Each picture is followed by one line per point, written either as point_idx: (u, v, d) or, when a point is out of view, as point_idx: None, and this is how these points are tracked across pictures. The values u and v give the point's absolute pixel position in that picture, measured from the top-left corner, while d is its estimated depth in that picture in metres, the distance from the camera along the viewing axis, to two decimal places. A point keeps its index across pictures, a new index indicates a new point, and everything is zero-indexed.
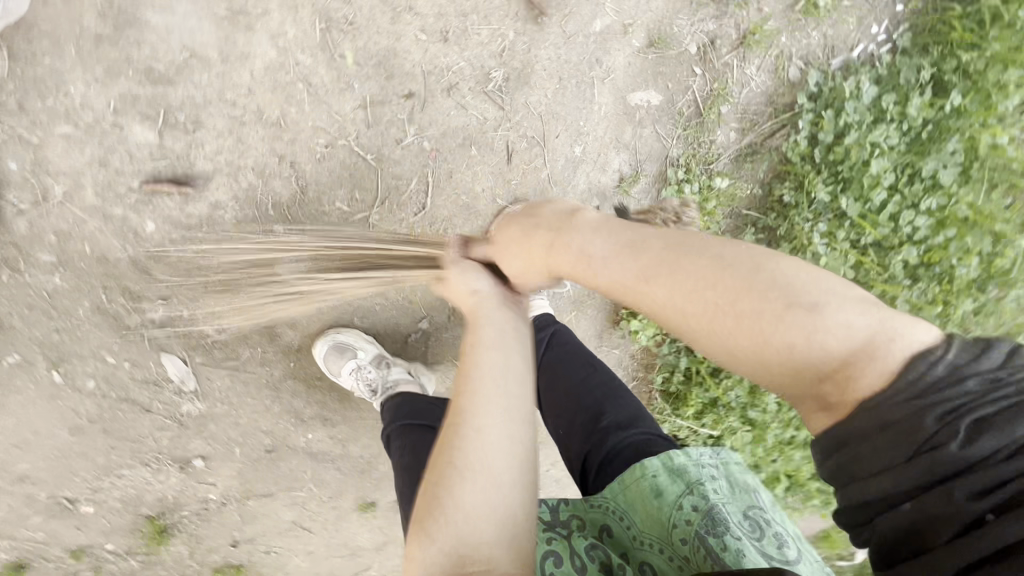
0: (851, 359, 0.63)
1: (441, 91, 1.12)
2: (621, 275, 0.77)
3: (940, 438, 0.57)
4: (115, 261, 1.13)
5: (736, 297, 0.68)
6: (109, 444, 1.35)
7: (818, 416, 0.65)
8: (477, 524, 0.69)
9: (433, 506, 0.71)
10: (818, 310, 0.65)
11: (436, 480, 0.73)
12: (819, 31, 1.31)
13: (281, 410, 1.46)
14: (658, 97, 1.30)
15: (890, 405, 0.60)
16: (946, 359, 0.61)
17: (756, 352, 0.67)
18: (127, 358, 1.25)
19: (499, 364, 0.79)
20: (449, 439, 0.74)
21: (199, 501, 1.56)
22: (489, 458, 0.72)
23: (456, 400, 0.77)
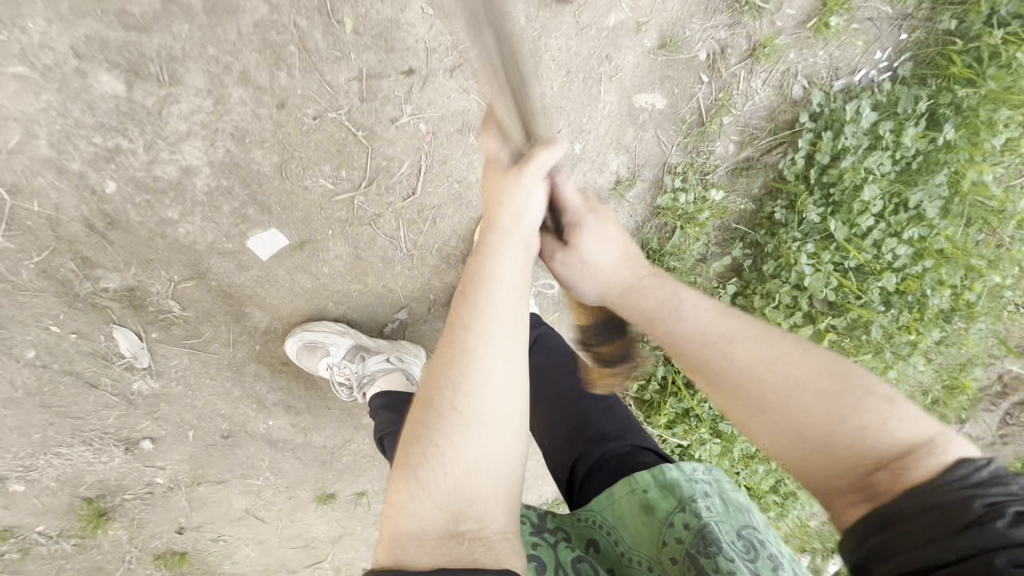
0: (913, 450, 0.55)
1: (443, 71, 1.05)
2: (696, 319, 0.71)
3: (989, 531, 0.48)
4: (68, 221, 1.01)
5: (817, 368, 0.62)
6: (47, 420, 1.24)
7: (853, 506, 0.56)
8: (471, 487, 0.59)
9: (422, 456, 0.60)
10: (892, 401, 0.59)
11: (429, 423, 0.62)
12: (827, 51, 1.30)
13: (242, 394, 1.38)
14: (663, 100, 1.27)
15: (947, 489, 0.51)
16: (1000, 469, 0.53)
17: (820, 420, 0.59)
18: (74, 329, 1.13)
19: (513, 303, 0.69)
20: (445, 378, 0.63)
21: (145, 484, 1.47)
22: (488, 415, 0.62)
23: (462, 336, 0.65)
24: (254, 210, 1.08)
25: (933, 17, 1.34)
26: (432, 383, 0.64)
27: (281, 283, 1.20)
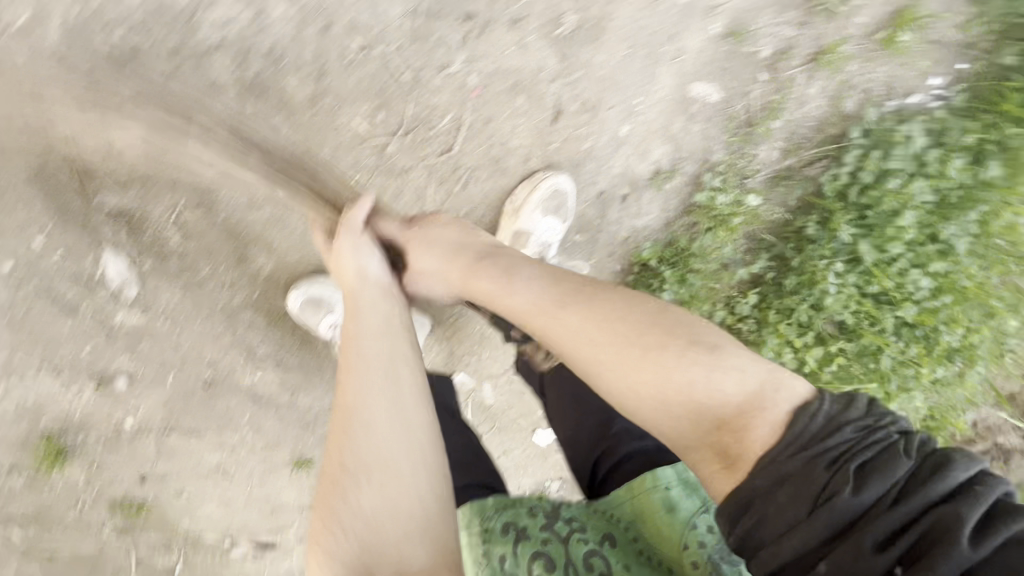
0: (743, 409, 0.72)
1: (504, 22, 0.98)
2: (536, 298, 0.86)
3: (834, 487, 0.61)
4: (73, 118, 0.95)
5: (636, 325, 0.79)
6: (15, 341, 1.14)
7: (721, 471, 0.70)
8: (380, 521, 0.72)
9: (334, 518, 0.72)
10: (713, 354, 0.76)
11: (334, 489, 0.74)
12: (889, 67, 1.26)
13: (232, 341, 1.28)
14: (718, 94, 1.21)
15: (785, 458, 0.66)
16: (823, 411, 0.68)
17: (664, 397, 0.75)
18: (61, 246, 1.04)
19: (378, 362, 0.83)
20: (339, 445, 0.78)
21: (112, 425, 1.37)
22: (383, 458, 0.76)
23: (346, 400, 0.80)
24: (276, 141, 1.00)
25: (993, 50, 1.30)
26: (332, 451, 0.78)
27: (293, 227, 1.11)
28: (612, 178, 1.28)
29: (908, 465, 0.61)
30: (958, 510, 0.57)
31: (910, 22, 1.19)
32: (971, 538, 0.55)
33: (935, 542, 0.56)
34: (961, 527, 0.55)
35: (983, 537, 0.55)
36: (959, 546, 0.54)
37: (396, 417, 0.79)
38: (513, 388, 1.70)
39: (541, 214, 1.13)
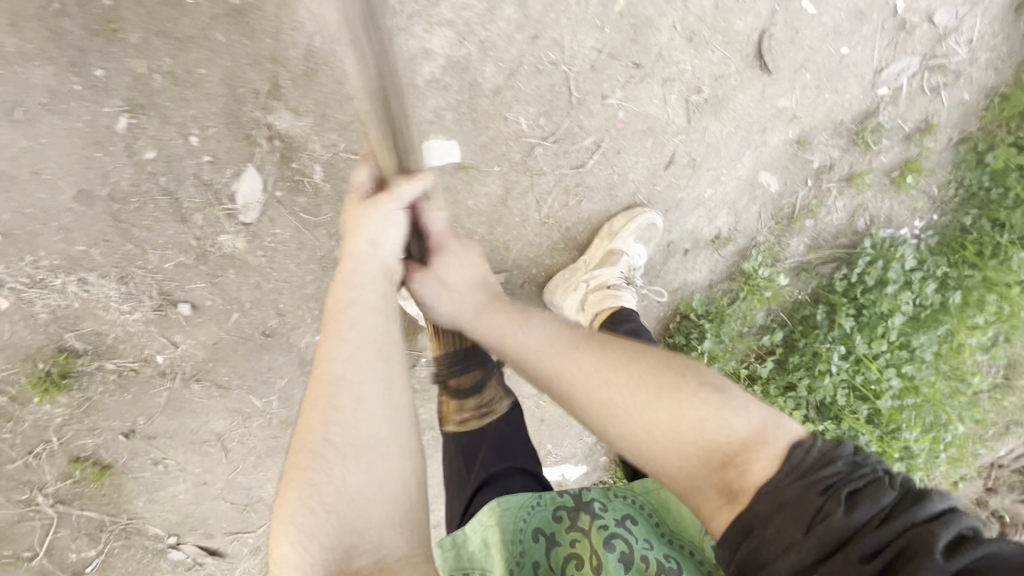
0: (749, 444, 0.67)
1: (660, 78, 1.21)
2: (554, 337, 0.80)
3: (829, 507, 0.58)
4: (293, 45, 1.00)
5: (654, 376, 0.74)
6: (103, 235, 1.07)
7: (720, 509, 0.65)
8: (365, 502, 0.63)
9: (309, 494, 0.62)
10: (724, 395, 0.72)
11: (307, 463, 0.63)
12: (893, 201, 1.61)
13: (310, 295, 1.26)
14: (776, 185, 1.49)
15: (787, 484, 0.62)
16: (817, 446, 0.65)
17: (671, 430, 0.70)
18: (211, 151, 1.05)
19: (375, 324, 0.73)
20: (322, 416, 0.66)
21: (139, 358, 1.25)
22: (371, 435, 0.66)
23: (332, 366, 0.69)
24: (452, 115, 1.12)
25: (957, 213, 1.63)
26: (308, 423, 0.66)
27: None
28: (683, 232, 1.50)
29: (891, 492, 0.58)
30: (932, 525, 0.53)
31: (917, 171, 1.55)
32: (945, 552, 0.51)
33: (912, 557, 0.51)
34: (937, 542, 0.51)
35: (957, 551, 0.50)
36: (931, 557, 0.50)
37: (386, 394, 0.69)
38: (533, 415, 1.72)
39: (631, 239, 1.28)
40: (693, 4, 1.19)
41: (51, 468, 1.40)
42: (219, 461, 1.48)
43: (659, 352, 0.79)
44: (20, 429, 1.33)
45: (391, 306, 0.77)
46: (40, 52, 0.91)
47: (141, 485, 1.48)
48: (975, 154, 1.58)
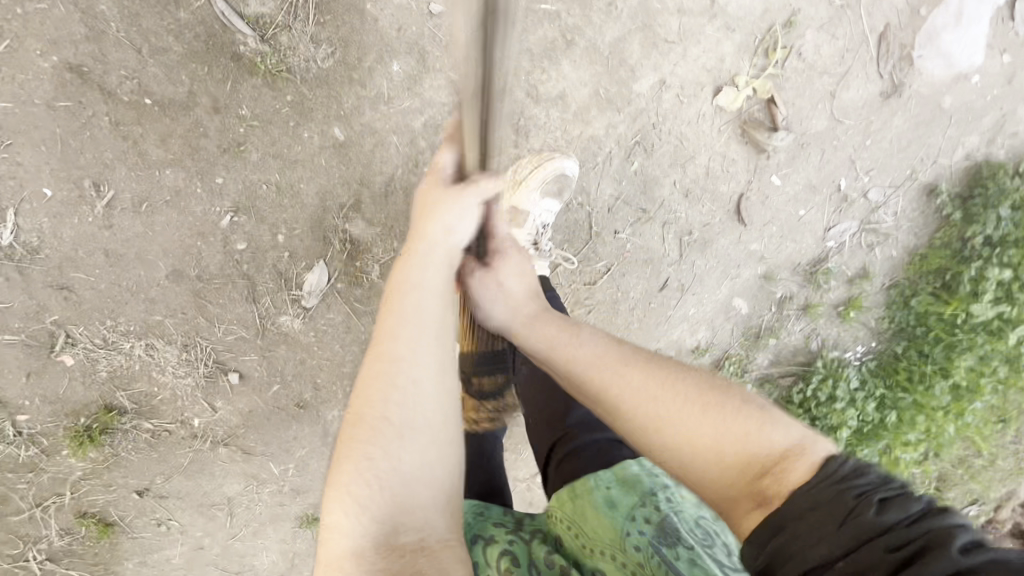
0: (789, 454, 0.68)
1: (661, 223, 1.47)
2: (596, 352, 0.86)
3: (859, 509, 0.59)
4: (376, 174, 1.21)
5: (697, 391, 0.77)
6: (181, 309, 1.21)
7: (753, 512, 0.66)
8: (413, 489, 0.62)
9: (363, 467, 0.61)
10: (768, 415, 0.73)
11: (362, 439, 0.62)
12: (840, 329, 1.90)
13: (346, 373, 1.40)
14: (745, 308, 1.77)
15: (821, 488, 0.63)
16: (852, 460, 0.66)
17: (709, 442, 0.71)
18: (290, 248, 1.23)
19: (439, 301, 0.70)
20: (382, 392, 0.64)
21: (178, 419, 1.34)
22: (425, 420, 0.64)
23: (393, 345, 0.66)
24: None
25: (890, 343, 1.93)
26: (364, 400, 0.64)
27: None
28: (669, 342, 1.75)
29: (919, 504, 0.58)
30: (953, 532, 0.54)
31: (858, 308, 1.86)
32: (961, 550, 0.52)
33: (930, 553, 0.53)
34: (954, 541, 0.53)
35: (972, 551, 0.52)
36: (948, 553, 0.52)
37: (443, 379, 0.67)
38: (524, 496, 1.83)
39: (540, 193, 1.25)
40: (692, 168, 1.43)
41: (54, 522, 1.40)
42: (221, 527, 1.50)
43: (700, 372, 0.80)
44: (37, 481, 1.35)
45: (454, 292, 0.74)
46: (174, 161, 1.08)
47: (138, 547, 1.47)
48: (903, 297, 1.87)
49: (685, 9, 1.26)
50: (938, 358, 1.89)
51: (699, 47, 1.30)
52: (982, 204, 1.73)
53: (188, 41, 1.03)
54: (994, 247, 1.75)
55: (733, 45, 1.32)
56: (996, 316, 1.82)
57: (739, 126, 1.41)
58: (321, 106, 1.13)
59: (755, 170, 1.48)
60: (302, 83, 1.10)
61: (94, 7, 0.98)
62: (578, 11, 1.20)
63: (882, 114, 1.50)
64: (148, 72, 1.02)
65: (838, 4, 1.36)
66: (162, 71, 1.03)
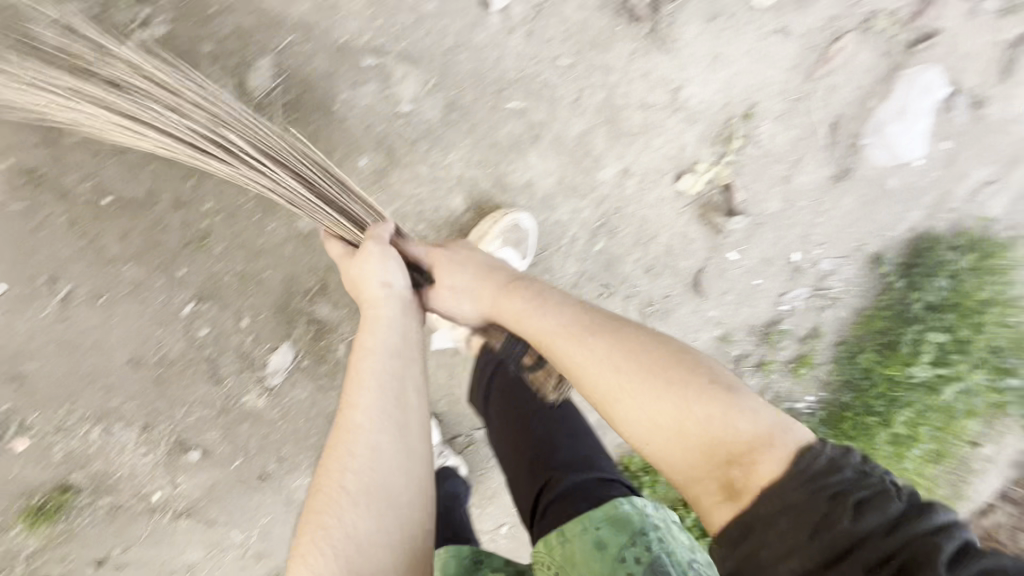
0: (755, 446, 0.73)
1: (623, 297, 1.52)
2: (561, 324, 0.89)
3: (834, 515, 0.63)
4: None
5: (656, 369, 0.80)
6: (142, 392, 1.20)
7: (722, 505, 0.71)
8: (372, 540, 0.72)
9: (320, 535, 0.72)
10: (734, 395, 0.77)
11: (322, 508, 0.74)
12: (792, 383, 1.98)
13: (311, 445, 1.39)
14: (703, 367, 1.82)
15: (792, 490, 0.67)
16: (826, 452, 0.70)
17: (677, 425, 0.77)
18: (254, 331, 1.22)
19: (385, 372, 0.83)
20: (340, 463, 0.76)
21: (136, 495, 1.31)
22: (378, 482, 0.76)
23: (351, 417, 0.79)
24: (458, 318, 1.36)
25: (837, 394, 2.01)
26: (327, 468, 0.77)
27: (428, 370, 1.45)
28: None
29: (899, 504, 0.63)
30: (934, 541, 0.58)
31: (808, 364, 1.95)
32: (944, 562, 0.57)
33: (917, 565, 0.57)
34: (937, 553, 0.57)
35: (953, 560, 0.56)
36: (932, 568, 0.56)
37: (397, 441, 0.79)
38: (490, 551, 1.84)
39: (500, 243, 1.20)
40: (654, 246, 1.49)
41: None
42: None
43: (669, 342, 0.84)
44: None
45: (408, 353, 0.87)
46: (134, 256, 1.08)
47: None
48: (849, 353, 1.96)
49: (649, 105, 1.29)
50: (880, 410, 1.98)
51: (661, 138, 1.34)
52: (923, 272, 1.84)
53: None
54: (932, 312, 1.85)
55: (694, 136, 1.37)
56: (934, 375, 1.93)
57: (698, 208, 1.47)
58: (286, 198, 1.12)
59: (713, 247, 1.54)
60: None
61: (46, 117, 0.94)
62: (545, 107, 1.21)
63: (832, 195, 1.59)
64: (107, 172, 1.02)
65: (794, 97, 1.41)
66: (122, 170, 1.02)
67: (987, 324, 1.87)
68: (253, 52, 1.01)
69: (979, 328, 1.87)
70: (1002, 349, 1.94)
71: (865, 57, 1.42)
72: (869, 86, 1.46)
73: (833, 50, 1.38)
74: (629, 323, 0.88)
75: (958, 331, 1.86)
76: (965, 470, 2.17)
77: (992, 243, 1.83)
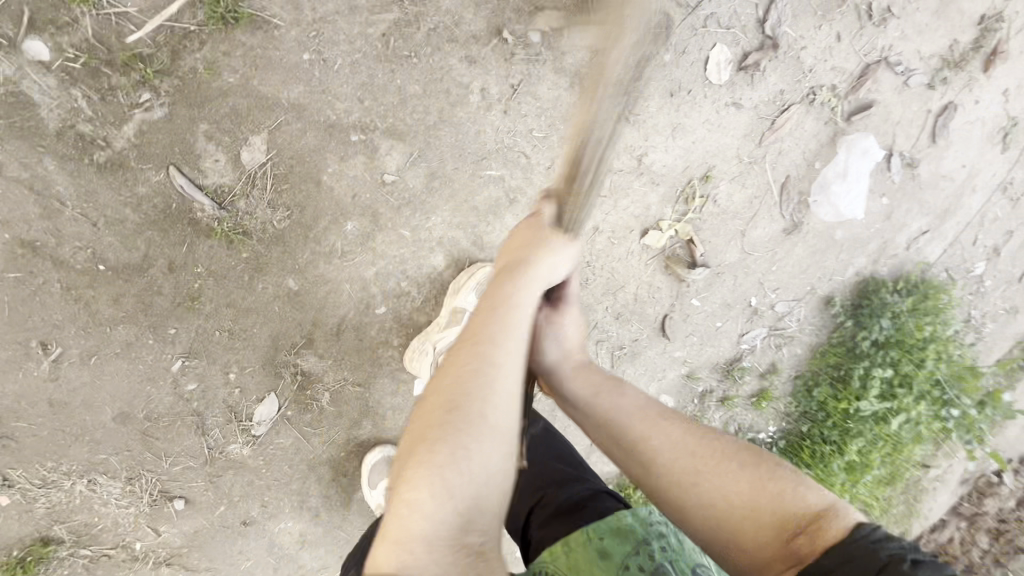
0: (824, 514, 0.76)
1: (593, 341, 1.62)
2: (643, 402, 0.93)
3: (893, 565, 0.65)
4: (328, 315, 1.24)
5: (736, 454, 0.85)
6: (128, 445, 1.23)
7: (790, 572, 0.73)
8: (489, 489, 0.64)
9: (457, 459, 0.63)
10: (802, 478, 0.82)
11: (461, 430, 0.65)
12: (754, 415, 2.10)
13: (295, 489, 1.37)
14: (670, 402, 1.94)
15: (856, 546, 0.70)
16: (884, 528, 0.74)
17: (751, 489, 0.80)
18: (240, 384, 1.25)
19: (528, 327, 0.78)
20: (481, 395, 0.67)
21: (118, 545, 1.31)
22: (509, 432, 0.68)
23: (494, 351, 0.71)
24: None
25: (795, 423, 2.13)
26: (463, 389, 0.67)
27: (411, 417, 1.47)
28: None
29: (956, 566, 0.64)
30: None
31: (768, 398, 2.07)
32: None
33: None
34: None
35: None
36: None
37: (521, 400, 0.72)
38: None
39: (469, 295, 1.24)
40: (622, 295, 1.59)
41: None
42: None
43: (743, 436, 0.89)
44: None
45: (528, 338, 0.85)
46: (125, 317, 1.12)
47: None
48: (806, 387, 2.08)
49: (615, 170, 1.41)
50: (835, 438, 2.09)
51: (627, 199, 1.46)
52: (869, 313, 1.98)
53: (145, 212, 1.07)
54: (879, 349, 1.98)
55: (658, 196, 1.49)
56: (884, 407, 2.04)
57: (663, 261, 1.58)
58: (274, 260, 1.17)
59: (678, 295, 1.65)
60: (258, 242, 1.14)
61: (53, 193, 1.01)
62: None
63: (785, 246, 1.72)
64: (103, 242, 1.06)
65: (747, 161, 1.55)
66: (118, 240, 1.06)
67: (928, 358, 1.99)
68: (245, 130, 1.06)
69: (920, 363, 1.99)
70: (942, 381, 2.06)
71: (809, 125, 1.57)
72: (814, 151, 1.61)
73: (780, 121, 1.52)
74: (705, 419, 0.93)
75: (901, 365, 1.99)
76: (914, 490, 2.34)
77: (930, 285, 1.99)
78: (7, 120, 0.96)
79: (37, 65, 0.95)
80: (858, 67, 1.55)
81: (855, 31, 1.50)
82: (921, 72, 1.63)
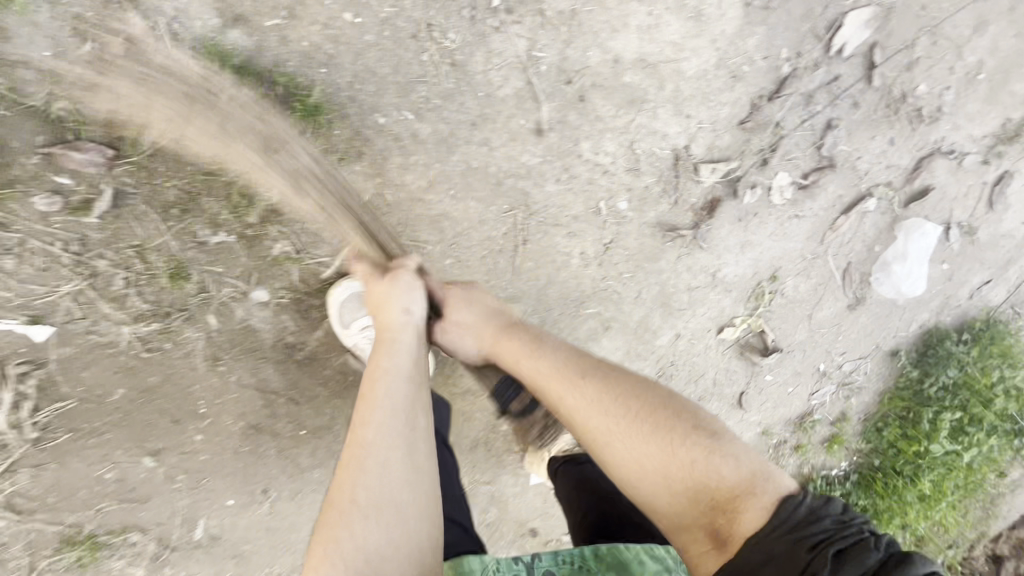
0: (737, 493, 0.86)
1: None
2: (558, 369, 1.03)
3: (815, 565, 0.73)
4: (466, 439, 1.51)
5: (642, 416, 0.95)
6: None
7: (712, 550, 0.85)
8: (380, 558, 0.74)
9: (335, 548, 0.73)
10: (715, 443, 0.91)
11: (337, 520, 0.76)
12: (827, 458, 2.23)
13: None
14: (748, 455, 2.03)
15: (776, 539, 0.79)
16: (806, 502, 0.82)
17: (661, 468, 0.91)
18: None
19: (394, 393, 0.89)
20: (352, 478, 0.79)
21: None
22: (392, 496, 0.79)
23: (364, 432, 0.84)
24: None
25: (868, 458, 2.10)
26: (342, 481, 0.80)
27: (525, 500, 1.74)
28: None
29: (876, 555, 0.72)
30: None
31: (839, 442, 2.07)
32: None
33: None
34: None
35: None
36: None
37: (404, 458, 0.83)
38: None
39: None
40: (704, 382, 1.79)
41: None
42: None
43: (661, 394, 0.98)
44: None
45: (417, 375, 0.95)
46: (318, 464, 1.39)
47: None
48: (880, 425, 2.06)
49: (693, 286, 1.60)
50: (908, 474, 2.08)
51: (703, 308, 1.65)
52: (935, 361, 1.98)
53: (331, 386, 1.32)
54: (946, 392, 2.00)
55: (731, 300, 1.68)
56: (955, 446, 2.04)
57: (738, 349, 1.78)
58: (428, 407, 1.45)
59: (752, 375, 1.84)
60: None
61: (268, 388, 1.28)
62: (613, 307, 1.53)
63: (850, 319, 1.87)
64: (303, 414, 1.33)
65: (811, 257, 1.71)
66: (313, 409, 1.33)
67: (996, 399, 2.00)
68: None
69: (988, 403, 2.00)
70: (1015, 416, 2.05)
71: (868, 220, 1.71)
72: (873, 237, 1.74)
73: (843, 220, 1.67)
74: (625, 375, 1.01)
75: (970, 407, 1.99)
76: (996, 508, 2.24)
77: (995, 330, 1.98)
78: (241, 348, 1.22)
79: (260, 305, 1.18)
80: (911, 161, 1.66)
81: (908, 133, 1.61)
82: (974, 152, 1.71)
